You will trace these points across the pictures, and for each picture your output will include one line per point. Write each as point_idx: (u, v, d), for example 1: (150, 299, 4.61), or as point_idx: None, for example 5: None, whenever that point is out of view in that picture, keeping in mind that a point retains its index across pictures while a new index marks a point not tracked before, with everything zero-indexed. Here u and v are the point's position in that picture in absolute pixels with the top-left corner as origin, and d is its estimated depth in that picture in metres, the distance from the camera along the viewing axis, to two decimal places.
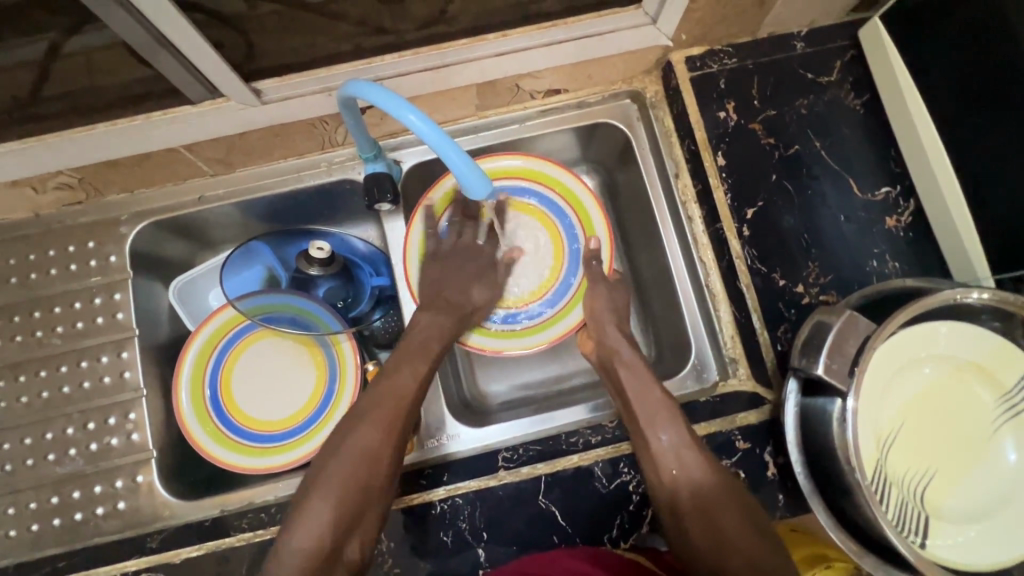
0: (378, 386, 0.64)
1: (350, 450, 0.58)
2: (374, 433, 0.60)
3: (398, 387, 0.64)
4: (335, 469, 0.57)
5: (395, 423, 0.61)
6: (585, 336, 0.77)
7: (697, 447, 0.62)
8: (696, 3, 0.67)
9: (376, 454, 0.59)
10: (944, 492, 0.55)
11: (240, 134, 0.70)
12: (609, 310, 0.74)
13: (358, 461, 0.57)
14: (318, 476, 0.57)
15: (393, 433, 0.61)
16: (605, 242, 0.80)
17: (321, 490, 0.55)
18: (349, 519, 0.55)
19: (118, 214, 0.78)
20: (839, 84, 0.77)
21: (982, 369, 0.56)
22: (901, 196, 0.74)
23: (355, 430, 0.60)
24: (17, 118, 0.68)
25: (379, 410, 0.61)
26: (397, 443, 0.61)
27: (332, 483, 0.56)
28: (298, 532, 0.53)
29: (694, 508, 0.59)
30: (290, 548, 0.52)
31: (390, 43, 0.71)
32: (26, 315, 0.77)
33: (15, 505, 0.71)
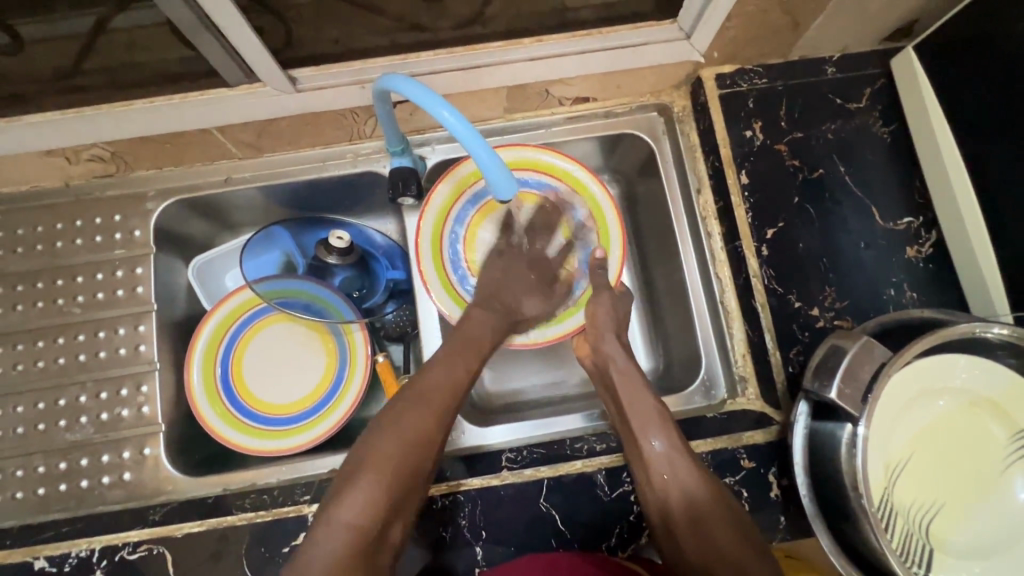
0: (426, 376, 0.64)
1: (401, 432, 0.59)
2: (423, 418, 0.60)
3: (449, 376, 0.64)
4: (382, 450, 0.57)
5: (442, 413, 0.62)
6: (580, 341, 0.75)
7: (688, 454, 0.62)
8: (732, 21, 0.67)
9: (424, 442, 0.59)
10: (950, 526, 0.55)
11: (272, 119, 0.71)
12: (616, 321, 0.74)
13: (408, 446, 0.58)
14: (365, 452, 0.58)
15: (441, 422, 0.62)
16: (615, 257, 0.79)
17: (371, 470, 0.56)
18: (395, 504, 0.56)
19: (145, 190, 0.80)
20: (867, 112, 0.77)
21: (995, 405, 0.56)
22: (923, 227, 0.73)
23: (405, 412, 0.60)
24: (60, 89, 0.69)
25: (428, 395, 0.62)
26: (442, 435, 0.62)
27: (384, 462, 0.56)
28: (346, 506, 0.54)
29: (688, 520, 0.59)
30: (336, 520, 0.53)
31: (425, 41, 0.72)
32: (49, 282, 0.78)
33: (24, 467, 0.72)
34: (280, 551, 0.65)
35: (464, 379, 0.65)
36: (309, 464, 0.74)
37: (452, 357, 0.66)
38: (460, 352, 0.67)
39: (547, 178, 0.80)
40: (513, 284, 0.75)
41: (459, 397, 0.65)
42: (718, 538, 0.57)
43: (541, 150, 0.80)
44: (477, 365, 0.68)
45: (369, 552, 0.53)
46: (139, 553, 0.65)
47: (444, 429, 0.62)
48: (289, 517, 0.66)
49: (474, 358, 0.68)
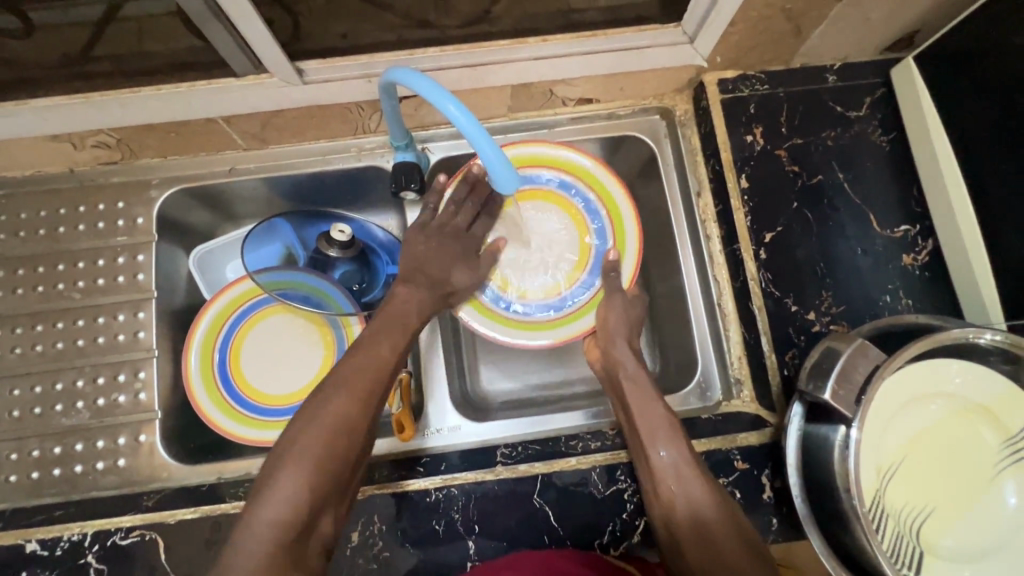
0: (354, 359, 0.61)
1: (324, 419, 0.54)
2: (347, 401, 0.57)
3: (379, 358, 0.62)
4: (310, 441, 0.53)
5: (369, 395, 0.59)
6: (591, 345, 0.77)
7: (697, 465, 0.62)
8: (735, 27, 0.68)
9: (353, 425, 0.56)
10: (941, 530, 0.55)
11: (277, 111, 0.72)
12: (614, 327, 0.73)
13: (335, 432, 0.54)
14: (290, 443, 0.53)
15: (370, 402, 0.59)
16: (629, 263, 0.78)
17: (290, 462, 0.51)
18: (323, 494, 0.51)
19: (149, 178, 0.80)
20: (867, 120, 0.78)
21: (988, 411, 0.56)
22: (919, 235, 0.74)
23: (328, 398, 0.56)
24: (69, 74, 0.70)
25: (353, 377, 0.59)
26: (370, 417, 0.59)
27: (308, 452, 0.52)
28: (271, 503, 0.49)
29: (693, 533, 0.57)
30: (259, 519, 0.47)
31: (431, 38, 0.72)
32: (50, 267, 0.78)
33: (18, 451, 0.72)
34: None
35: (391, 358, 0.63)
36: None
37: (378, 337, 0.64)
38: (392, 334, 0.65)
39: (570, 179, 0.81)
40: (438, 255, 0.72)
41: (386, 382, 0.62)
42: (725, 552, 0.55)
43: (543, 144, 0.80)
44: (404, 345, 0.66)
45: (296, 549, 0.48)
46: (131, 539, 0.65)
47: (371, 413, 0.59)
48: None
49: (401, 337, 0.65)
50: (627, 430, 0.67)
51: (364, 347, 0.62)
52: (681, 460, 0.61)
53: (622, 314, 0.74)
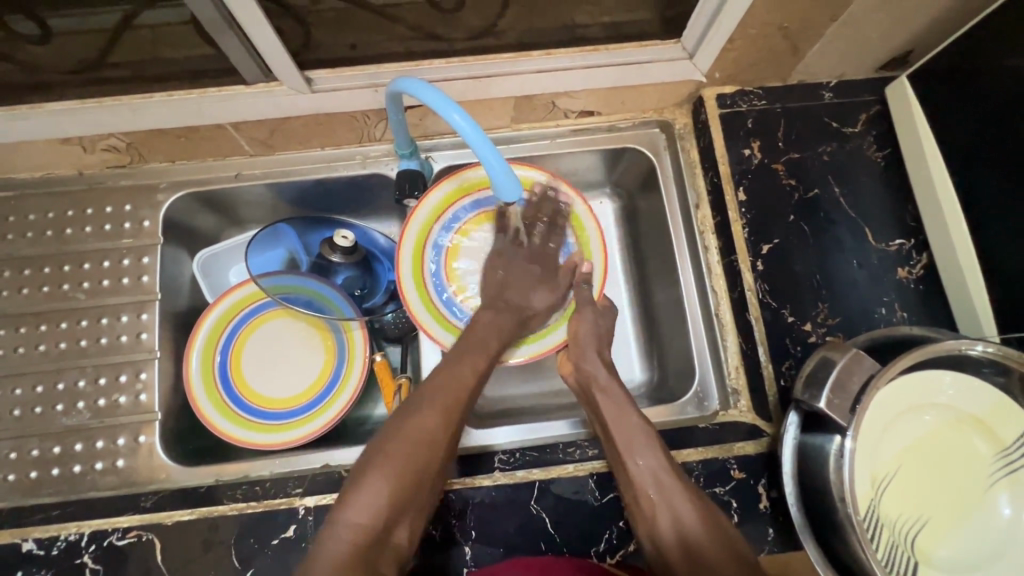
0: (437, 377, 0.65)
1: (407, 433, 0.59)
2: (430, 419, 0.60)
3: (463, 376, 0.65)
4: (396, 447, 0.58)
5: (454, 411, 0.62)
6: (564, 359, 0.76)
7: (673, 471, 0.62)
8: (734, 44, 0.70)
9: (433, 441, 0.59)
10: (935, 541, 0.55)
11: (285, 118, 0.73)
12: (586, 341, 0.73)
13: (415, 445, 0.58)
14: (380, 448, 0.58)
15: (449, 423, 0.62)
16: (599, 269, 0.79)
17: (377, 467, 0.56)
18: (400, 504, 0.55)
19: (157, 181, 0.81)
20: (862, 136, 0.79)
21: (981, 423, 0.57)
22: (914, 249, 0.76)
23: (411, 414, 0.61)
24: (83, 79, 0.71)
25: (435, 396, 0.62)
26: (450, 439, 0.61)
27: (388, 461, 0.57)
28: (355, 506, 0.54)
29: (680, 550, 0.58)
30: (345, 521, 0.52)
31: (438, 50, 0.74)
32: (56, 267, 0.79)
33: (17, 450, 0.73)
34: (269, 543, 0.65)
35: (471, 379, 0.65)
36: (303, 458, 0.75)
37: (463, 356, 0.67)
38: (483, 354, 0.68)
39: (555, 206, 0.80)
40: (516, 279, 0.74)
41: (468, 403, 0.65)
42: (711, 559, 0.56)
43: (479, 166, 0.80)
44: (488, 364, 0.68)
45: (373, 554, 0.52)
46: (128, 539, 0.65)
47: (453, 431, 0.62)
48: (280, 509, 0.66)
49: (483, 357, 0.68)
50: (605, 441, 0.67)
51: (448, 363, 0.66)
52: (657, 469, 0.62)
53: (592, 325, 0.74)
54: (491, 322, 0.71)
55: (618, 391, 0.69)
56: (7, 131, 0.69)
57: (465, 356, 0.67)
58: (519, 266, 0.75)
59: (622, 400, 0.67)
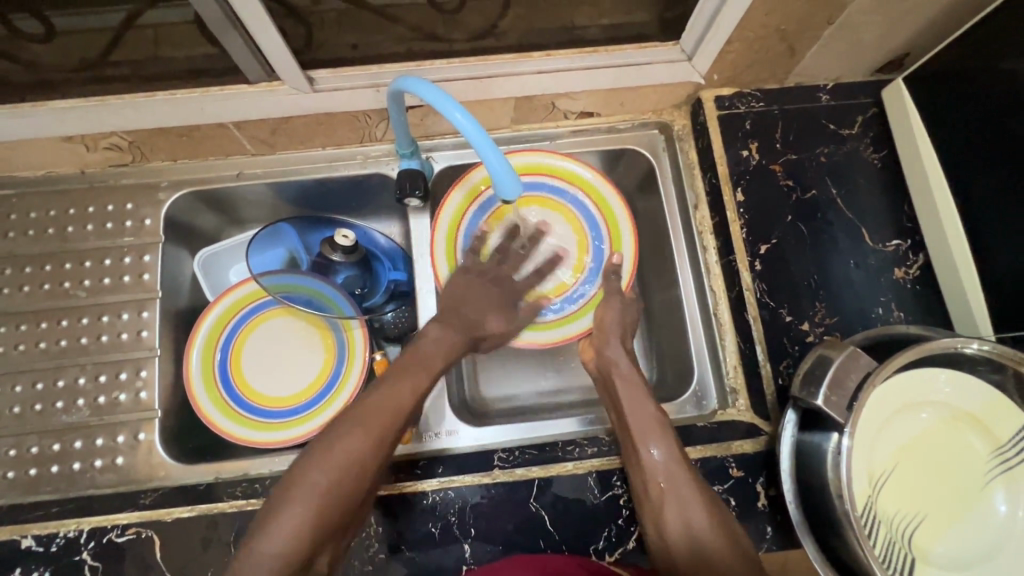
0: (370, 397, 0.62)
1: (332, 460, 0.55)
2: (358, 444, 0.57)
3: (398, 401, 0.62)
4: (316, 476, 0.54)
5: (386, 438, 0.59)
6: (586, 346, 0.78)
7: (684, 462, 0.62)
8: (732, 46, 0.71)
9: (361, 468, 0.57)
10: (932, 538, 0.56)
11: (286, 118, 0.74)
12: (611, 326, 0.74)
13: (341, 473, 0.55)
14: (303, 475, 0.54)
15: (380, 448, 0.59)
16: (628, 257, 0.81)
17: (294, 498, 0.53)
18: (321, 534, 0.53)
19: (158, 180, 0.82)
20: (859, 138, 0.80)
21: (977, 421, 0.57)
22: (911, 249, 0.76)
23: (336, 437, 0.57)
24: (85, 78, 0.72)
25: (366, 419, 0.59)
26: (379, 463, 0.59)
27: (309, 492, 0.53)
28: (273, 536, 0.51)
29: (685, 546, 0.57)
30: (261, 553, 0.50)
31: (439, 50, 0.75)
32: (57, 265, 0.80)
33: (17, 447, 0.73)
34: None
35: (408, 401, 0.63)
36: None
37: (401, 376, 0.64)
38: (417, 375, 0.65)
39: (588, 203, 0.83)
40: (473, 298, 0.74)
41: (400, 425, 0.62)
42: (718, 558, 0.55)
43: (515, 154, 0.82)
44: (426, 383, 0.66)
45: None
46: (127, 536, 0.65)
47: (383, 455, 0.59)
48: None
49: (426, 379, 0.66)
50: (619, 431, 0.68)
51: (388, 386, 0.63)
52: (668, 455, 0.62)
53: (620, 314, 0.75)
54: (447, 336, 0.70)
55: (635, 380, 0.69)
56: (10, 128, 0.70)
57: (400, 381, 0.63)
58: (479, 287, 0.75)
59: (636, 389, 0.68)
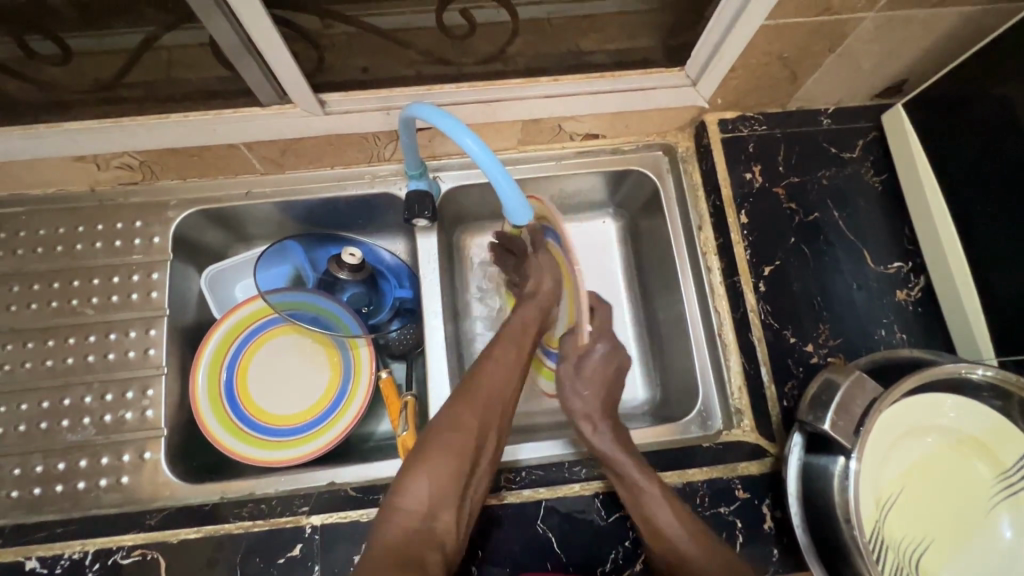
0: (474, 371, 0.67)
1: (447, 421, 0.62)
2: (470, 406, 0.63)
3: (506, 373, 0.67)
4: (439, 437, 0.60)
5: (492, 405, 0.64)
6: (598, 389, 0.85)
7: (665, 493, 0.64)
8: (736, 72, 0.72)
9: (470, 431, 0.61)
10: (939, 562, 0.56)
11: (297, 139, 0.75)
12: (601, 382, 0.74)
13: (451, 432, 0.61)
14: (430, 440, 0.61)
15: (488, 413, 0.64)
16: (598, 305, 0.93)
17: (421, 456, 0.60)
18: (447, 489, 0.58)
19: (167, 198, 0.83)
20: (859, 161, 0.82)
21: (981, 445, 0.58)
22: (912, 272, 0.77)
23: (454, 401, 0.64)
24: (98, 99, 0.73)
25: (475, 385, 0.65)
26: (489, 427, 0.63)
27: (432, 450, 0.60)
28: (409, 495, 0.57)
29: None
30: (398, 506, 0.57)
31: (448, 74, 0.76)
32: (65, 283, 0.80)
33: (22, 466, 0.72)
34: (275, 562, 0.64)
35: (506, 368, 0.67)
36: (308, 476, 0.74)
37: (503, 350, 0.69)
38: (517, 351, 0.69)
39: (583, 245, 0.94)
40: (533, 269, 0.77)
41: (509, 392, 0.67)
42: None
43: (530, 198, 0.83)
44: (522, 352, 0.70)
45: (420, 538, 0.55)
46: (132, 558, 0.64)
47: (493, 419, 0.64)
48: (286, 527, 0.66)
49: (513, 349, 0.69)
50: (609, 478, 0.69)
51: (494, 358, 0.68)
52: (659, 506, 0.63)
53: (603, 371, 0.75)
54: (524, 312, 0.74)
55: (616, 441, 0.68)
56: (24, 149, 0.70)
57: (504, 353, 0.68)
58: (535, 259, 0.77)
59: (616, 449, 0.67)
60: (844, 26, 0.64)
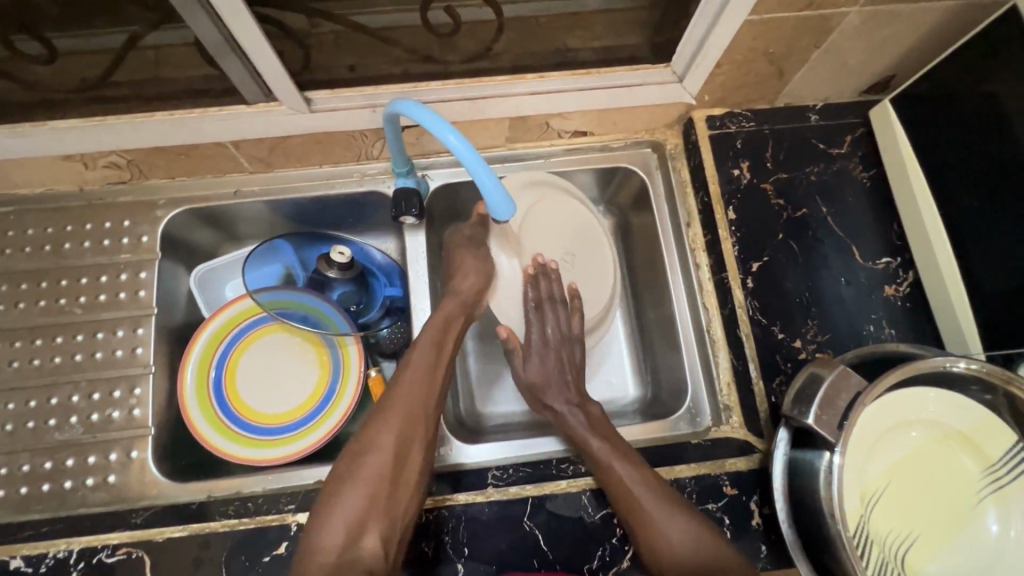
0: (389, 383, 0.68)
1: (361, 444, 0.63)
2: (383, 426, 0.64)
3: (418, 383, 0.67)
4: (355, 462, 0.62)
5: (407, 418, 0.65)
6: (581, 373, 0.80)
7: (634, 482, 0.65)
8: (722, 68, 0.72)
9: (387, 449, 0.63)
10: (925, 557, 0.56)
11: (284, 137, 0.75)
12: (553, 373, 0.78)
13: (364, 454, 0.63)
14: (350, 464, 0.62)
15: (405, 425, 0.65)
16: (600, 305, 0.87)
17: (338, 484, 0.61)
18: (366, 509, 0.59)
19: (156, 198, 0.83)
20: (848, 156, 0.82)
21: (968, 439, 0.58)
22: (901, 267, 0.77)
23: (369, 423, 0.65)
24: (86, 98, 0.73)
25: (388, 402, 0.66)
26: (407, 438, 0.64)
27: (348, 477, 0.61)
28: (329, 526, 0.58)
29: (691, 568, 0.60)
30: (322, 536, 0.58)
31: (435, 72, 0.76)
32: (53, 282, 0.80)
33: (8, 465, 0.72)
34: (260, 560, 0.64)
35: (420, 376, 0.68)
36: (295, 474, 0.74)
37: (415, 355, 0.69)
38: (432, 353, 0.70)
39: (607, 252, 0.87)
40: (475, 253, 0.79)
41: (429, 398, 0.68)
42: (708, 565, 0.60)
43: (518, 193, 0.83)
44: (437, 355, 0.70)
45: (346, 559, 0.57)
46: (118, 557, 0.64)
47: (409, 430, 0.65)
48: (272, 525, 0.66)
49: (433, 352, 0.70)
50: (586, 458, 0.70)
51: (407, 371, 0.68)
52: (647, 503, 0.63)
53: (546, 367, 0.78)
54: (443, 310, 0.74)
55: (582, 422, 0.73)
56: (11, 148, 0.71)
57: (414, 362, 0.69)
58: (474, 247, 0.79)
59: (581, 428, 0.72)
60: (829, 21, 0.65)
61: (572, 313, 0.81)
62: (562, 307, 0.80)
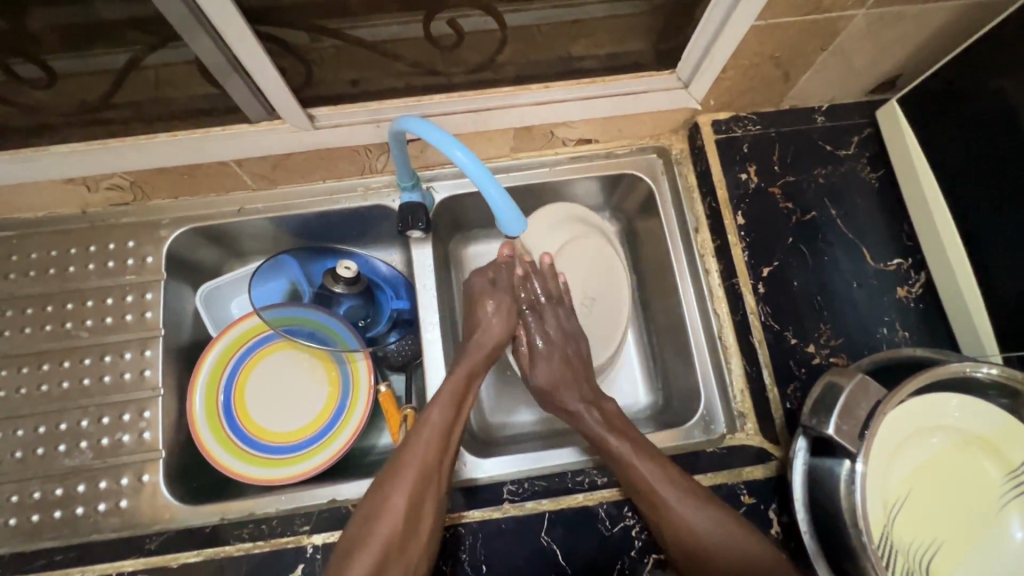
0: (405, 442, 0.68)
1: (375, 506, 0.63)
2: (397, 487, 0.64)
3: (432, 444, 0.67)
4: (370, 524, 0.62)
5: (421, 479, 0.64)
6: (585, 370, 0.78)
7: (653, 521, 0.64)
8: (727, 73, 0.71)
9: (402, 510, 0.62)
10: (949, 565, 0.55)
11: (287, 154, 0.74)
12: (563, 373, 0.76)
13: (377, 515, 0.63)
14: (363, 525, 0.62)
15: (419, 487, 0.64)
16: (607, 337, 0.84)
17: (351, 547, 0.61)
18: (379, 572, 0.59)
19: (159, 218, 0.82)
20: (856, 158, 0.81)
21: (989, 444, 0.57)
22: (912, 268, 0.76)
23: (383, 484, 0.65)
24: (86, 121, 0.72)
25: (403, 462, 0.66)
26: (421, 498, 0.63)
27: (360, 540, 0.61)
28: None
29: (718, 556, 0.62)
30: None
31: (438, 84, 0.76)
32: (58, 306, 0.79)
33: (19, 493, 0.72)
34: None
35: (435, 433, 0.67)
36: (309, 494, 0.73)
37: (432, 412, 0.69)
38: (447, 409, 0.69)
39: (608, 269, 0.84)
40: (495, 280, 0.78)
41: (443, 457, 0.67)
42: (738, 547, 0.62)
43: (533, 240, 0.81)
44: (453, 411, 0.69)
45: None
46: None
47: (423, 490, 0.64)
48: (288, 548, 0.65)
49: (447, 408, 0.69)
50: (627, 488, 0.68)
51: (423, 427, 0.68)
52: (694, 528, 0.62)
53: (554, 367, 0.77)
54: (462, 366, 0.73)
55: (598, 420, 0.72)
56: (12, 173, 0.70)
57: (430, 420, 0.68)
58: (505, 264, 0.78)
59: (598, 425, 0.72)
60: (835, 25, 0.64)
61: (571, 310, 0.80)
62: (561, 305, 0.79)
